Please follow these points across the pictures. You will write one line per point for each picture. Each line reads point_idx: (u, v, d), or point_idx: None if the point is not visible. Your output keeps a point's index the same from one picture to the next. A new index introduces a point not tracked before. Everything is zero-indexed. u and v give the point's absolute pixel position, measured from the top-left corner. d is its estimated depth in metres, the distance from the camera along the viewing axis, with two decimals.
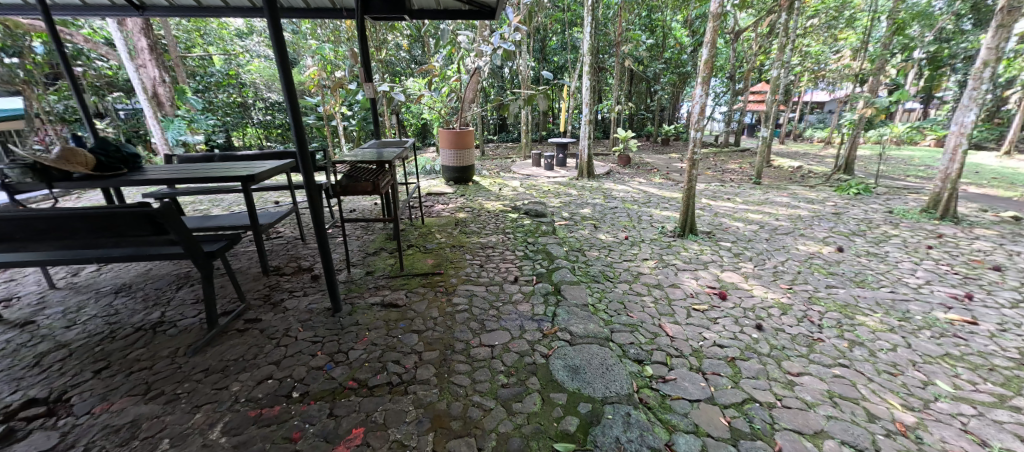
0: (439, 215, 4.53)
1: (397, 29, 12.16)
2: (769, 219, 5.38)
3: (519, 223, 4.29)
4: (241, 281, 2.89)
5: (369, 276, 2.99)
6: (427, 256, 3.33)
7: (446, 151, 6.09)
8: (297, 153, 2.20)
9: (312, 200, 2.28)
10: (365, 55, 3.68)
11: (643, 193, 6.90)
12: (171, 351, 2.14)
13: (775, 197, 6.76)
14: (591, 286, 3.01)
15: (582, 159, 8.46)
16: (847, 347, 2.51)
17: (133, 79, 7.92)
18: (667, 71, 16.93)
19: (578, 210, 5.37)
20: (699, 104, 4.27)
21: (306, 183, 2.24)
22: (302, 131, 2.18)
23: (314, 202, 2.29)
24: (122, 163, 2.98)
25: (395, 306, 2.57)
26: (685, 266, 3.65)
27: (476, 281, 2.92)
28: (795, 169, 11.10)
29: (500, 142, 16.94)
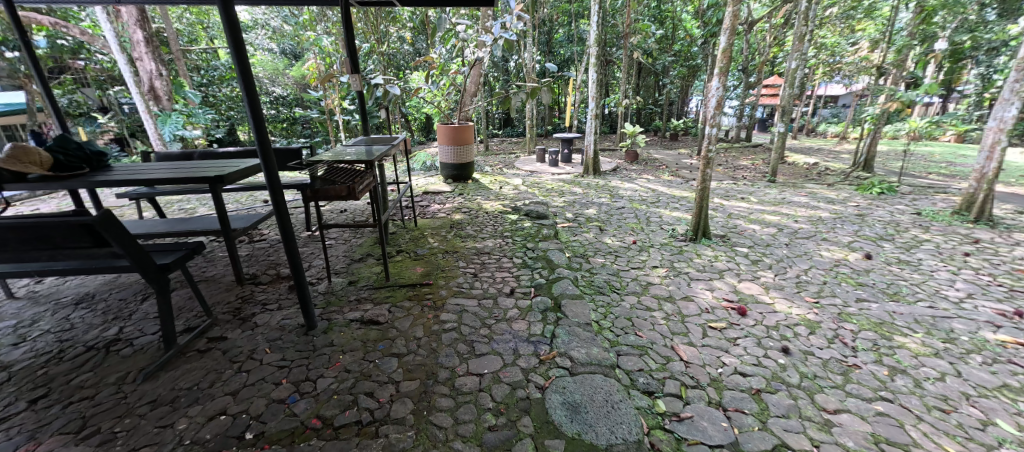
0: (434, 216, 4.26)
1: (399, 20, 11.84)
2: (787, 221, 5.03)
3: (518, 225, 3.99)
4: (212, 292, 2.65)
5: (352, 286, 2.74)
6: (416, 264, 3.05)
7: (444, 147, 5.80)
8: (258, 152, 1.94)
9: (278, 203, 2.02)
10: (350, 42, 3.38)
11: (652, 192, 6.58)
12: (120, 377, 1.90)
13: (793, 196, 6.39)
14: (596, 300, 2.72)
15: (588, 155, 8.14)
16: (887, 376, 2.20)
17: (125, 73, 7.59)
18: (676, 64, 16.46)
19: (583, 210, 5.08)
20: (714, 98, 3.87)
21: (268, 183, 1.99)
22: (263, 129, 1.93)
23: (279, 204, 2.02)
24: (84, 162, 2.73)
25: (376, 323, 2.30)
26: (699, 275, 3.35)
27: (468, 294, 2.64)
28: (811, 165, 10.68)
29: (504, 136, 16.66)
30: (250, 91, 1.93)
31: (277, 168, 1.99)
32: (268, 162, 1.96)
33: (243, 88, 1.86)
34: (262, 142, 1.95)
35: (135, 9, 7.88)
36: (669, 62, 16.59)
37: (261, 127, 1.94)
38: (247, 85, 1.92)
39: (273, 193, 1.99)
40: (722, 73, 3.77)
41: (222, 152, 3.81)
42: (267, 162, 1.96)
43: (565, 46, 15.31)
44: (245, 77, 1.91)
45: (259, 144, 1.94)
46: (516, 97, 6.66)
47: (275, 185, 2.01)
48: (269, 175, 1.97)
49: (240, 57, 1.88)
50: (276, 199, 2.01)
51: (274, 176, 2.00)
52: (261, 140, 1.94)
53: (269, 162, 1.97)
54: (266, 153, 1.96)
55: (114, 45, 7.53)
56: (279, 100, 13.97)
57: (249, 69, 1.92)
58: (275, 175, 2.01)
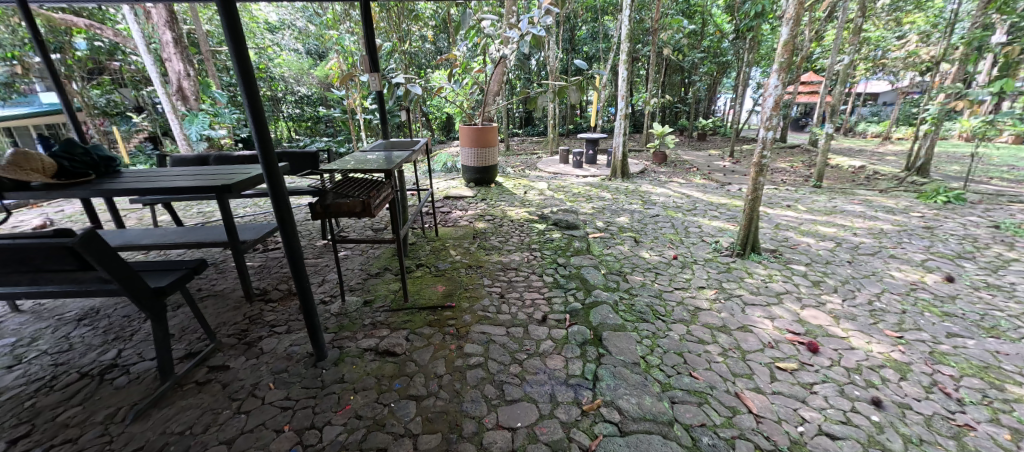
0: (456, 225, 3.99)
1: (420, 18, 11.67)
2: (845, 234, 4.52)
3: (547, 236, 3.67)
4: (218, 311, 2.46)
5: (368, 306, 2.49)
6: (437, 281, 2.78)
7: (466, 150, 5.53)
8: (261, 163, 1.69)
9: (283, 219, 1.77)
10: (370, 35, 3.13)
11: (687, 197, 6.13)
12: (109, 414, 1.69)
13: (846, 205, 5.82)
14: (640, 330, 2.38)
15: (616, 157, 7.73)
16: (1013, 442, 1.76)
17: (151, 72, 7.62)
18: (705, 61, 15.76)
19: (614, 219, 4.72)
20: (771, 97, 3.37)
21: (272, 195, 1.73)
22: (266, 137, 1.68)
23: (285, 219, 1.77)
24: (91, 168, 2.58)
25: (392, 354, 2.03)
26: (755, 300, 2.93)
27: (495, 321, 2.34)
28: (856, 169, 9.93)
29: (525, 135, 16.45)
30: (249, 84, 1.63)
31: (282, 179, 1.74)
32: (271, 170, 1.70)
33: (243, 81, 1.58)
34: (264, 147, 1.68)
35: (165, 10, 7.91)
36: (698, 59, 15.92)
37: (263, 130, 1.68)
38: (246, 75, 1.62)
39: (278, 207, 1.73)
40: (783, 69, 3.27)
41: (236, 154, 3.66)
42: (270, 171, 1.70)
43: (588, 43, 14.90)
44: (242, 68, 1.61)
45: (262, 150, 1.68)
46: (542, 96, 6.30)
47: (279, 196, 1.75)
48: (272, 185, 1.72)
49: (238, 46, 1.58)
50: (281, 213, 1.75)
51: (278, 186, 1.74)
52: (264, 144, 1.68)
53: (271, 170, 1.71)
54: (268, 160, 1.70)
55: (141, 47, 7.59)
56: (304, 99, 14.18)
57: (248, 59, 1.62)
58: (280, 185, 1.75)
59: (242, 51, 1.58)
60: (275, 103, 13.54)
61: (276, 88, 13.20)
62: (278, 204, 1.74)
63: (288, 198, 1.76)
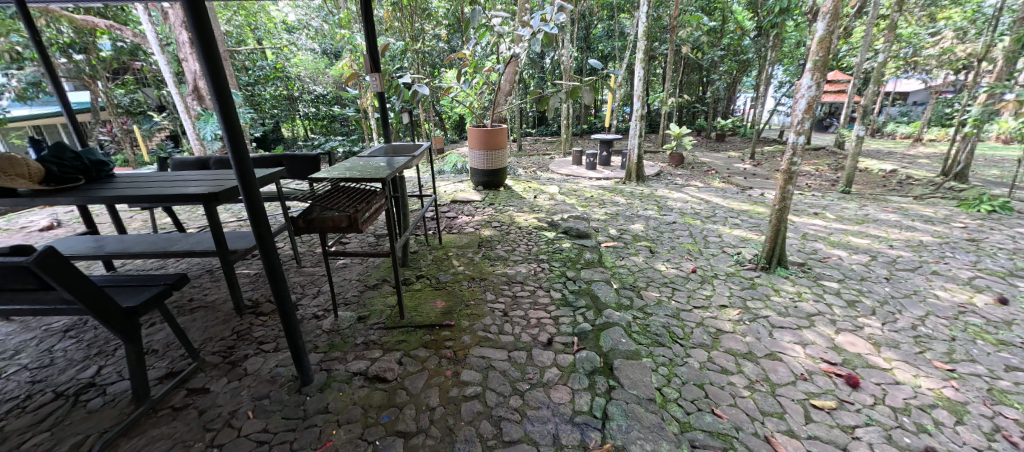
0: (461, 232, 3.83)
1: (433, 17, 11.60)
2: (881, 246, 4.18)
3: (556, 246, 3.46)
4: (206, 324, 2.34)
5: (362, 322, 2.33)
6: (437, 295, 2.60)
7: (474, 152, 5.36)
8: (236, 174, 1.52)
9: (261, 234, 1.61)
10: (371, 34, 2.98)
11: (705, 203, 5.84)
12: (75, 443, 1.56)
13: (879, 213, 5.44)
14: (655, 356, 2.15)
15: (631, 159, 7.46)
16: None
17: (165, 72, 7.64)
18: (725, 59, 15.29)
19: (628, 226, 4.49)
20: (803, 99, 3.06)
21: (249, 209, 1.58)
22: (239, 145, 1.51)
23: (264, 236, 1.62)
24: (81, 173, 2.51)
25: (382, 380, 1.87)
26: (784, 323, 2.67)
27: (496, 343, 2.16)
28: (887, 172, 9.42)
29: (538, 135, 16.27)
30: (219, 87, 1.44)
31: (259, 192, 1.58)
32: (246, 184, 1.54)
33: (211, 86, 1.39)
34: (239, 157, 1.52)
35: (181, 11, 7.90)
36: (717, 57, 15.48)
37: (236, 138, 1.51)
38: (215, 76, 1.43)
39: (255, 223, 1.58)
40: (817, 68, 2.96)
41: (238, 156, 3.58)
42: (245, 184, 1.54)
43: (603, 41, 14.60)
44: (210, 68, 1.42)
45: (236, 161, 1.51)
46: (555, 97, 6.08)
47: (257, 210, 1.59)
48: (248, 198, 1.56)
49: (206, 45, 1.39)
50: (259, 228, 1.60)
51: (255, 199, 1.58)
52: (238, 155, 1.51)
53: (247, 183, 1.55)
54: (243, 171, 1.54)
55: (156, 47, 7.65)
56: (320, 98, 14.36)
57: (217, 58, 1.43)
58: (257, 197, 1.59)
59: (210, 51, 1.39)
60: (291, 102, 13.73)
61: (292, 88, 13.41)
62: (256, 219, 1.58)
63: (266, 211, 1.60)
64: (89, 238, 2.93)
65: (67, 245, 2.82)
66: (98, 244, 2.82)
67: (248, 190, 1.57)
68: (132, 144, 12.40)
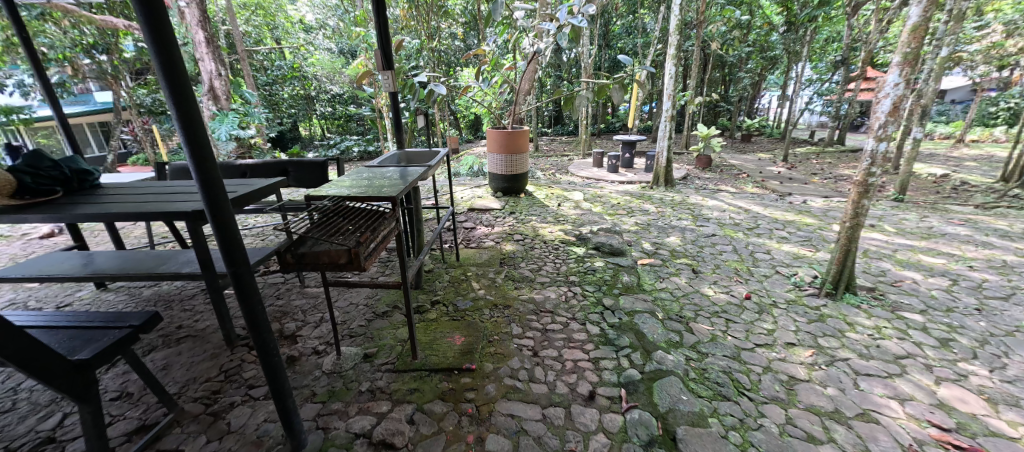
0: (480, 246, 3.46)
1: (449, 14, 11.34)
2: (961, 268, 3.63)
3: (587, 265, 3.07)
4: (192, 359, 2.05)
5: (367, 363, 1.98)
6: (455, 329, 2.24)
7: (493, 156, 5.00)
8: (204, 202, 1.17)
9: (238, 275, 1.25)
10: (383, 29, 2.64)
11: (744, 211, 5.36)
12: None
13: (945, 226, 4.86)
14: (724, 418, 1.73)
15: (659, 163, 6.99)
16: None
17: None
18: (752, 55, 14.64)
19: (663, 240, 4.07)
20: (887, 98, 2.55)
21: (221, 245, 1.22)
22: (206, 165, 1.15)
23: (242, 276, 1.27)
24: (60, 184, 2.24)
25: (388, 448, 1.51)
26: (869, 368, 2.21)
27: (526, 396, 1.78)
28: (937, 177, 8.67)
29: (555, 134, 15.95)
30: (175, 83, 1.05)
31: (235, 221, 1.23)
32: (216, 209, 1.18)
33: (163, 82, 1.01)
34: (205, 174, 1.15)
35: (197, 10, 7.76)
36: (744, 54, 14.79)
37: (203, 156, 1.15)
38: (169, 67, 1.04)
39: (230, 261, 1.23)
40: (908, 60, 2.46)
41: (240, 161, 3.31)
42: (214, 209, 1.18)
43: (623, 38, 14.09)
44: (163, 55, 1.02)
45: (202, 182, 1.15)
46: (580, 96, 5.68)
47: (231, 241, 1.22)
48: (219, 228, 1.19)
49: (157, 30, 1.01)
50: (234, 263, 1.24)
51: (230, 229, 1.22)
52: (205, 176, 1.15)
53: (217, 208, 1.18)
54: (212, 192, 1.18)
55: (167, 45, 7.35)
56: (337, 98, 14.33)
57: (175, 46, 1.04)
58: (233, 225, 1.23)
59: (162, 38, 1.01)
60: (308, 101, 13.75)
61: (309, 87, 13.66)
62: (230, 252, 1.23)
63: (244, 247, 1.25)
64: (77, 255, 2.68)
65: (50, 262, 2.57)
66: (85, 261, 2.57)
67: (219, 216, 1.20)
68: (152, 144, 12.48)
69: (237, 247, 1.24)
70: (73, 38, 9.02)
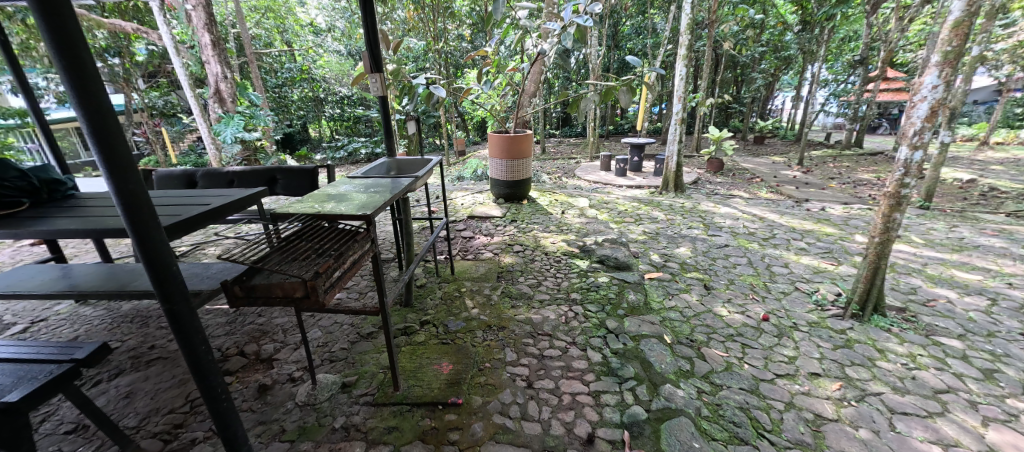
0: (477, 258, 3.27)
1: (456, 15, 11.27)
2: (1001, 285, 3.33)
3: (590, 281, 2.86)
4: (158, 386, 1.90)
5: (345, 394, 1.81)
6: (443, 354, 2.07)
7: (495, 161, 4.82)
8: (129, 231, 1.00)
9: (175, 312, 1.08)
10: (372, 31, 2.48)
11: (759, 219, 5.10)
12: None
13: (978, 236, 4.54)
14: None
15: (669, 168, 6.74)
16: None
17: (180, 74, 7.40)
18: (766, 55, 14.28)
19: (673, 251, 3.85)
20: (923, 103, 2.31)
21: (153, 280, 1.05)
22: (131, 186, 0.98)
23: (182, 314, 1.10)
24: (27, 195, 2.11)
25: None
26: (905, 406, 1.96)
27: (516, 437, 1.58)
28: (964, 182, 8.24)
29: (562, 136, 15.78)
30: (84, 93, 0.90)
31: (169, 251, 1.06)
32: (144, 238, 1.01)
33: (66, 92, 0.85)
34: (128, 197, 0.98)
35: (203, 13, 7.73)
36: (758, 54, 14.45)
37: (126, 175, 0.98)
38: (76, 74, 0.88)
39: (164, 297, 1.06)
40: (948, 61, 2.23)
41: (229, 169, 3.19)
42: (141, 239, 1.01)
43: (633, 39, 13.85)
44: (68, 62, 0.87)
45: (126, 206, 0.99)
46: (586, 98, 5.45)
47: (163, 273, 1.05)
48: (147, 258, 1.02)
49: (55, 29, 0.84)
50: (168, 298, 1.06)
51: (163, 259, 1.05)
52: (129, 199, 0.98)
53: (145, 237, 1.01)
54: (138, 218, 1.01)
55: (168, 45, 7.26)
56: (345, 99, 14.34)
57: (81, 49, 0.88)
58: (167, 255, 1.06)
59: (61, 38, 0.84)
60: (317, 103, 13.84)
61: (318, 89, 13.70)
62: (163, 286, 1.05)
63: (181, 281, 1.08)
64: (53, 268, 2.57)
65: (24, 276, 2.46)
66: (57, 274, 2.45)
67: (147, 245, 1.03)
68: (163, 145, 12.61)
69: (172, 279, 1.07)
70: None
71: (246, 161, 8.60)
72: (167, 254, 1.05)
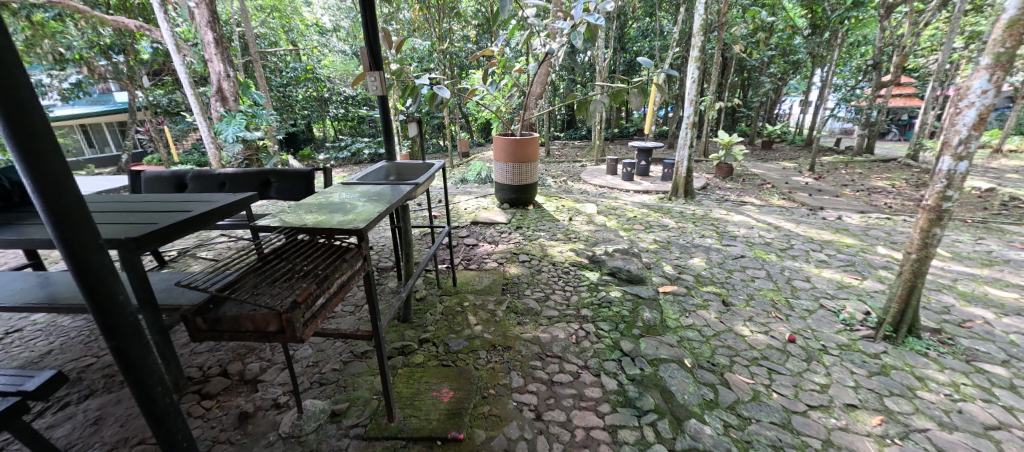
0: (480, 268, 3.09)
1: (462, 16, 11.15)
2: None
3: (601, 296, 2.67)
4: (130, 410, 1.73)
5: (334, 425, 1.63)
6: (443, 378, 1.89)
7: (500, 165, 4.65)
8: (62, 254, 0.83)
9: (122, 351, 0.92)
10: (371, 27, 2.31)
11: (774, 228, 4.90)
12: None
13: (1007, 250, 4.31)
14: None
15: (679, 173, 6.56)
16: None
17: (179, 72, 7.24)
18: (775, 59, 14.07)
19: (686, 262, 3.66)
20: (972, 110, 2.11)
21: (95, 312, 0.88)
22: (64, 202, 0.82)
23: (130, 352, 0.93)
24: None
25: None
26: (955, 446, 1.75)
27: None
28: (982, 191, 7.99)
29: (567, 138, 15.64)
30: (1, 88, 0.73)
31: (114, 278, 0.90)
32: (81, 263, 0.85)
33: None
34: (62, 214, 0.82)
35: (206, 10, 7.60)
36: (767, 58, 14.25)
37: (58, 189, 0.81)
38: None
39: (108, 332, 0.89)
40: (999, 64, 2.02)
41: (221, 170, 3.04)
42: (78, 265, 0.85)
43: (639, 41, 13.70)
44: None
45: (59, 224, 0.82)
46: (596, 100, 5.25)
47: (108, 304, 0.89)
48: (86, 288, 0.86)
49: None
50: (115, 333, 0.90)
51: (107, 288, 0.89)
52: (64, 218, 0.83)
53: (84, 264, 0.85)
54: (75, 239, 0.84)
55: (171, 43, 7.14)
56: (349, 99, 14.29)
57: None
58: (113, 283, 0.90)
59: None
60: (321, 103, 13.84)
61: (322, 89, 13.65)
62: (108, 318, 0.89)
63: (129, 313, 0.92)
64: (30, 275, 2.41)
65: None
66: (35, 282, 2.30)
67: (86, 272, 0.87)
68: (166, 143, 12.56)
69: (119, 309, 0.91)
70: (90, 39, 9.08)
71: (247, 160, 8.45)
72: (111, 283, 0.89)
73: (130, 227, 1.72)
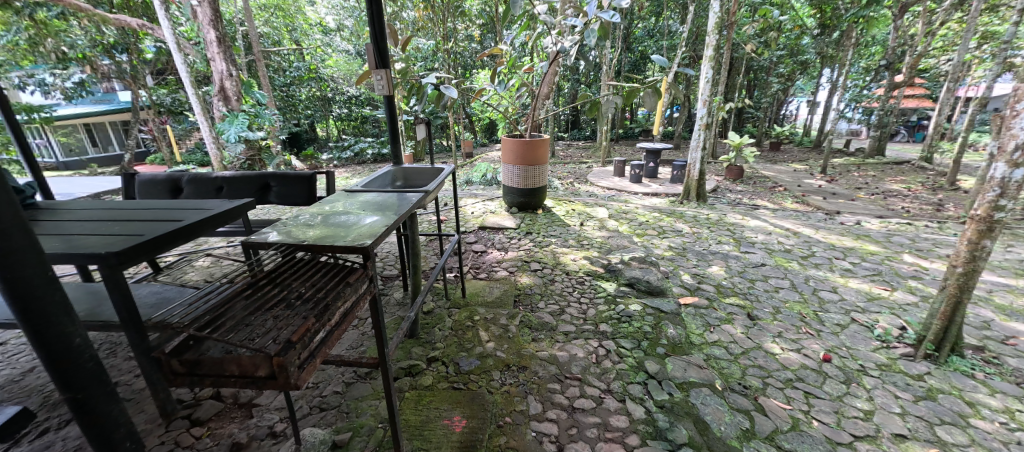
0: (490, 277, 2.93)
1: (467, 14, 10.99)
2: None
3: (620, 311, 2.50)
4: None
5: None
6: (454, 405, 1.72)
7: (509, 168, 4.49)
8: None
9: (81, 401, 0.79)
10: (378, 20, 2.14)
11: (792, 233, 4.71)
12: None
13: None
14: None
15: (691, 176, 6.38)
16: None
17: (180, 71, 7.11)
18: (785, 59, 13.86)
19: (705, 270, 3.48)
20: None
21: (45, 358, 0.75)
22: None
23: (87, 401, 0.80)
24: None
25: None
26: None
27: None
28: None
29: (571, 139, 15.48)
30: None
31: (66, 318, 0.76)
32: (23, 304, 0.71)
33: None
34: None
35: (209, 8, 7.47)
36: (776, 58, 14.02)
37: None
38: None
39: (62, 381, 0.76)
40: None
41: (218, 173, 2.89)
42: (21, 306, 0.71)
43: (645, 41, 13.50)
44: None
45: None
46: (607, 101, 5.07)
47: (61, 349, 0.76)
48: (35, 331, 0.73)
49: None
50: (69, 383, 0.77)
51: (58, 330, 0.75)
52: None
53: (30, 304, 0.72)
54: (15, 276, 0.70)
55: (173, 42, 7.04)
56: (353, 99, 14.19)
57: None
58: (64, 323, 0.76)
59: None
60: (325, 102, 13.72)
61: (326, 89, 13.51)
62: (62, 365, 0.76)
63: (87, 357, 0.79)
64: None
65: None
66: None
67: (32, 313, 0.73)
68: (169, 142, 12.47)
69: (75, 353, 0.77)
70: (93, 37, 8.99)
71: (250, 161, 8.34)
72: (62, 323, 0.75)
73: (113, 239, 1.56)
